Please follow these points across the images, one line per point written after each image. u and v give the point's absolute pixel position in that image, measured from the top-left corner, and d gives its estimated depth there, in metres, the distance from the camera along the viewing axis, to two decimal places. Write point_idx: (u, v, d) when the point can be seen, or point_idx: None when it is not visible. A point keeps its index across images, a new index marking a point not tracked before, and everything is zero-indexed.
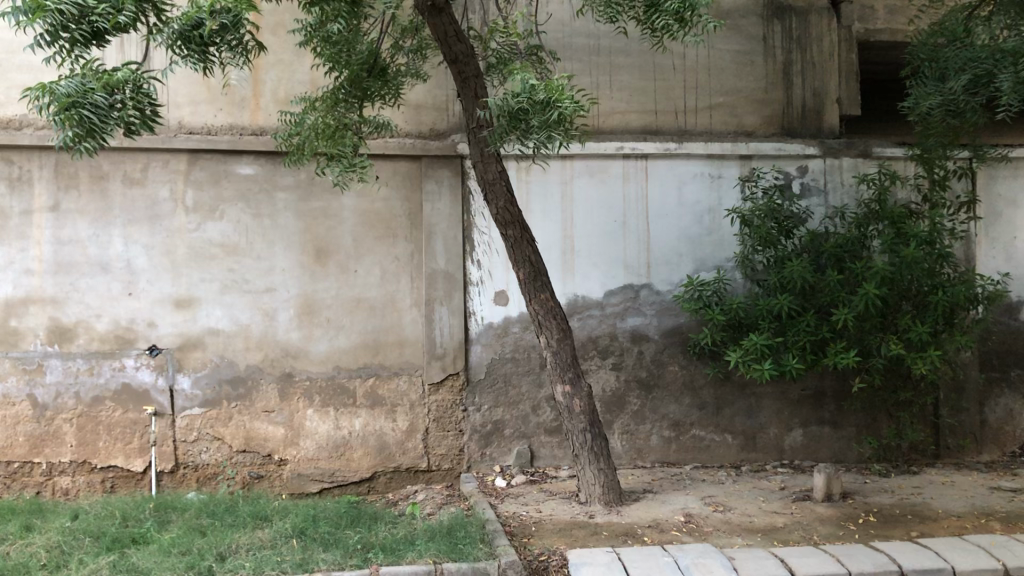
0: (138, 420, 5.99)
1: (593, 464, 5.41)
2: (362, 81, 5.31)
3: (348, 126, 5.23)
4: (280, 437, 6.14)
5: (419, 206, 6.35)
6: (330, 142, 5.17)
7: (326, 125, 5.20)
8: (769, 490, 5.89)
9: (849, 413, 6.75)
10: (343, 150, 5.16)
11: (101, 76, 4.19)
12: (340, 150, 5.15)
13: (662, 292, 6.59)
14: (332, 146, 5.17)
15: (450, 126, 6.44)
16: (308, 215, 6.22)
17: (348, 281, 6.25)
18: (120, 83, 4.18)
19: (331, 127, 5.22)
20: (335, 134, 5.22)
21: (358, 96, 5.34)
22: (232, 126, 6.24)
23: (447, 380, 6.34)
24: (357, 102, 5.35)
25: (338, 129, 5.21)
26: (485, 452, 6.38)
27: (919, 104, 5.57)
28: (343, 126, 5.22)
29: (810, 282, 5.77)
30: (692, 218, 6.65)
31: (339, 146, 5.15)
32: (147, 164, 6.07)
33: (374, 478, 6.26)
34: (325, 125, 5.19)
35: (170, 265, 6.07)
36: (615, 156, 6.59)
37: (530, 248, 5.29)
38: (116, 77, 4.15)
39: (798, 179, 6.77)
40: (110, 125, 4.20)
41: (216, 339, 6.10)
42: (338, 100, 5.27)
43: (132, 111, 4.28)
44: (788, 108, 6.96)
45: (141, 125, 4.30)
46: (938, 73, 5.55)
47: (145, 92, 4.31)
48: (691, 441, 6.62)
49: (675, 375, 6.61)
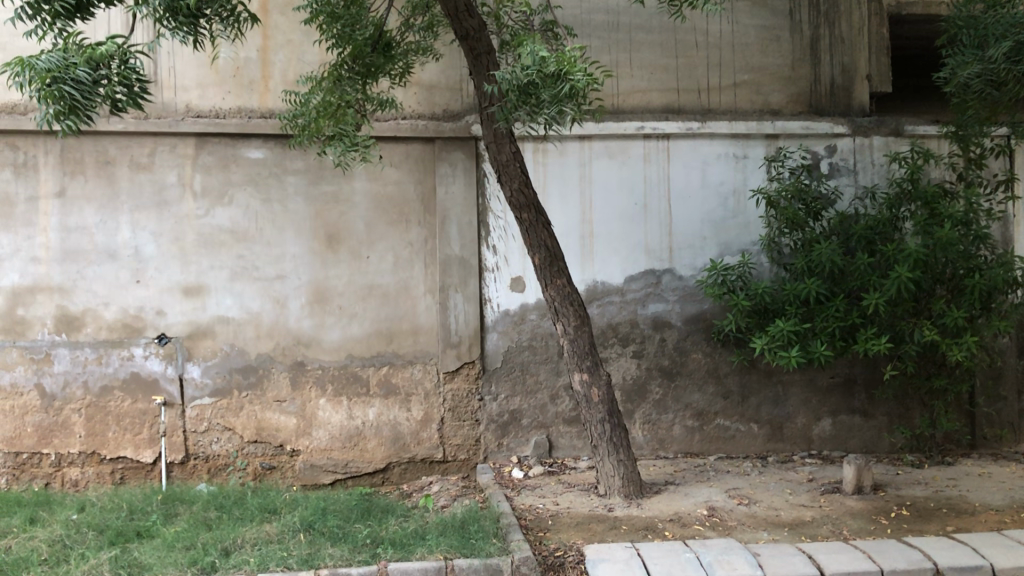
0: (147, 411, 5.88)
1: (613, 455, 5.22)
2: (365, 56, 5.13)
3: (350, 105, 5.05)
4: (292, 428, 6.01)
5: (433, 190, 6.17)
6: (332, 120, 4.99)
7: (328, 102, 5.00)
8: (796, 482, 5.67)
9: (881, 401, 6.51)
10: (345, 128, 5.00)
11: (83, 50, 4.08)
12: (342, 129, 4.98)
13: (684, 277, 6.37)
14: (334, 126, 5.01)
15: (464, 107, 6.25)
16: (319, 200, 6.06)
17: (361, 268, 6.09)
18: (104, 57, 4.08)
19: (335, 105, 5.01)
20: (337, 112, 5.00)
21: (361, 72, 5.17)
22: (241, 109, 6.10)
23: (463, 368, 6.17)
24: (360, 79, 5.18)
25: (341, 107, 5.01)
26: (502, 442, 6.21)
27: (957, 73, 5.27)
28: (346, 104, 5.02)
29: (840, 265, 5.52)
30: (716, 200, 6.42)
31: (341, 125, 4.99)
32: (154, 148, 5.93)
33: (388, 469, 6.11)
34: (328, 102, 5.00)
35: (178, 252, 5.94)
36: (635, 136, 6.36)
37: (546, 232, 5.11)
38: (99, 51, 4.05)
39: (826, 159, 6.51)
40: (93, 100, 4.10)
41: (226, 327, 5.97)
42: (341, 76, 5.11)
43: (117, 87, 4.18)
44: (815, 85, 6.69)
45: (127, 102, 4.20)
46: (978, 41, 5.28)
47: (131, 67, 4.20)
48: (716, 431, 6.41)
49: (698, 362, 6.39)
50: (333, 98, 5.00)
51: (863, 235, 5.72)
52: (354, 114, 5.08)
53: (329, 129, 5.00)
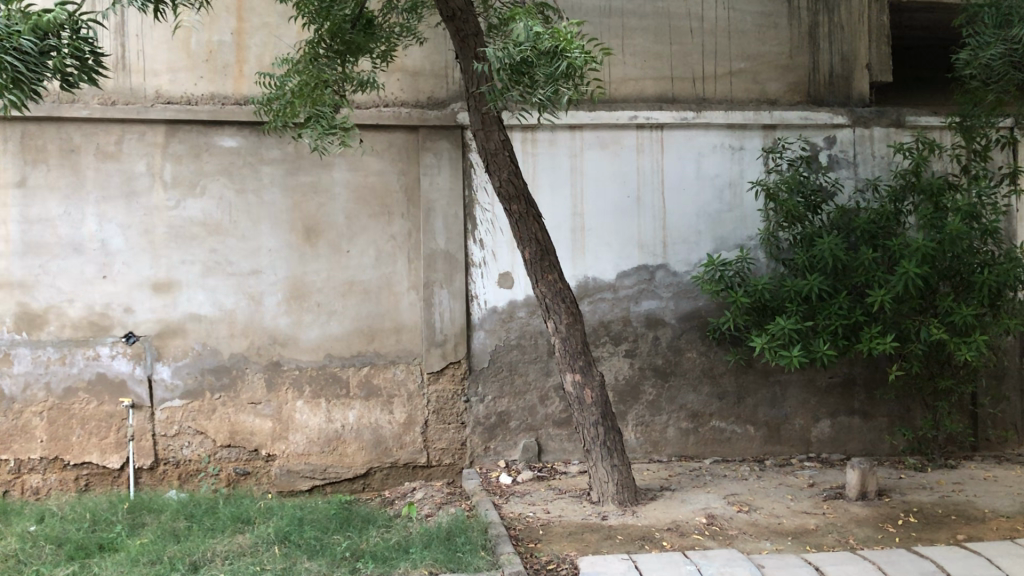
0: (114, 413, 5.57)
1: (607, 460, 4.96)
2: (344, 33, 4.81)
3: (327, 84, 4.80)
4: (268, 431, 5.71)
5: (416, 181, 5.88)
6: (308, 101, 4.71)
7: (303, 80, 4.71)
8: (797, 487, 5.42)
9: (881, 402, 6.28)
10: (321, 110, 4.72)
11: (30, 17, 3.71)
12: (318, 111, 4.70)
13: (679, 273, 6.12)
14: (309, 108, 4.72)
15: (450, 95, 5.97)
16: (297, 191, 5.76)
17: (341, 264, 5.79)
18: (53, 25, 3.73)
19: (310, 84, 4.70)
20: (313, 91, 4.72)
21: (341, 50, 4.88)
22: (214, 95, 5.78)
23: (448, 369, 5.88)
24: (339, 58, 4.89)
25: (317, 85, 4.73)
26: (489, 446, 5.93)
27: (978, 54, 5.03)
28: (322, 83, 4.73)
29: (843, 261, 5.27)
30: (712, 193, 6.17)
31: (317, 107, 4.70)
32: (122, 136, 5.60)
33: (369, 474, 5.81)
34: (303, 81, 4.70)
35: (147, 245, 5.62)
36: (628, 126, 6.10)
37: (537, 225, 4.85)
38: (48, 18, 3.70)
39: (825, 150, 6.27)
40: (40, 72, 3.75)
41: (198, 325, 5.66)
42: (318, 55, 4.82)
43: (69, 58, 3.86)
44: (814, 74, 6.45)
45: (79, 74, 3.90)
46: (1000, 20, 5.04)
47: (84, 37, 3.90)
48: (711, 433, 6.16)
49: (693, 362, 6.14)
50: (308, 77, 4.71)
51: (866, 229, 5.48)
52: (331, 94, 4.83)
53: (305, 112, 4.72)
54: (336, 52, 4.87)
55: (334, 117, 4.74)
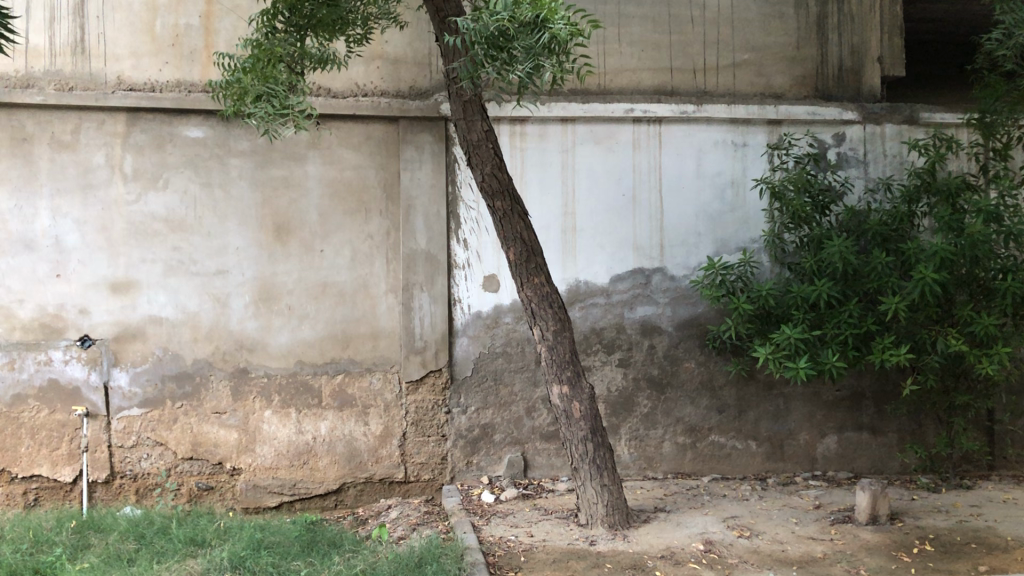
0: (67, 422, 5.17)
1: (596, 479, 4.56)
2: (303, 6, 4.38)
3: (280, 59, 4.34)
4: (233, 443, 5.31)
5: (396, 176, 5.49)
6: (259, 78, 4.25)
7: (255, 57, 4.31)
8: (802, 510, 5.02)
9: (891, 416, 5.89)
10: (273, 89, 4.26)
11: None
12: (269, 90, 4.24)
13: (677, 277, 5.72)
14: (260, 86, 4.25)
15: (434, 85, 5.58)
16: (267, 186, 5.37)
17: (314, 264, 5.40)
18: None
19: (262, 60, 4.28)
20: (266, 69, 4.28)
21: (300, 23, 4.45)
22: (180, 82, 5.38)
23: (427, 378, 5.48)
24: (296, 32, 4.46)
25: (269, 61, 4.31)
26: (471, 461, 5.53)
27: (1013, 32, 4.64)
28: (276, 59, 4.30)
29: (855, 266, 4.87)
30: (712, 192, 5.78)
31: (268, 84, 4.24)
32: (79, 125, 5.21)
33: (342, 490, 5.41)
34: (255, 57, 4.29)
35: (105, 242, 5.23)
36: (624, 120, 5.71)
37: (524, 223, 4.49)
38: None
39: (834, 148, 5.89)
40: None
41: (159, 328, 5.26)
42: (273, 27, 4.41)
43: None
44: (823, 67, 6.06)
45: None
46: None
47: None
48: (710, 449, 5.76)
49: (691, 373, 5.74)
50: (260, 53, 4.31)
51: (879, 232, 5.09)
52: (284, 71, 4.37)
53: (256, 90, 4.25)
54: (294, 25, 4.43)
55: (286, 97, 4.28)
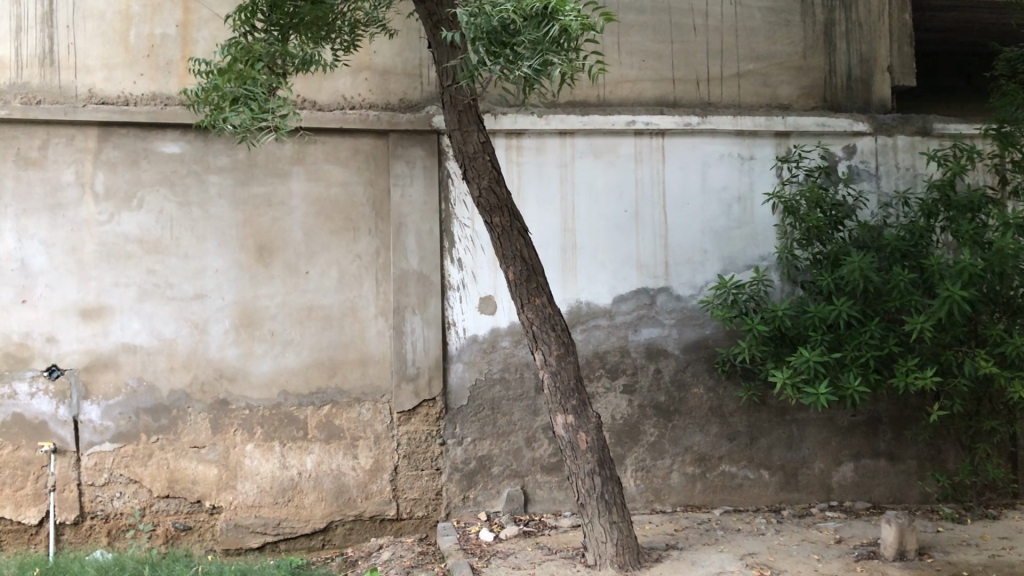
0: (33, 460, 4.81)
1: (604, 517, 4.23)
2: (285, 3, 4.15)
3: (259, 59, 4.04)
4: (212, 480, 4.96)
5: (386, 193, 5.18)
6: (234, 80, 3.93)
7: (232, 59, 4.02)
8: (823, 545, 4.70)
9: (909, 443, 5.59)
10: (251, 91, 3.94)
11: None
12: (246, 91, 3.91)
13: (683, 297, 5.42)
14: (236, 88, 3.92)
15: (425, 96, 5.28)
16: (248, 204, 5.05)
17: (298, 287, 5.07)
18: None
19: (239, 59, 4.00)
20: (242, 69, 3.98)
21: (281, 22, 4.20)
22: (155, 95, 5.06)
23: (420, 407, 5.15)
24: (278, 31, 4.20)
25: (247, 61, 4.01)
26: (468, 495, 5.18)
27: None
28: (253, 58, 4.01)
29: (876, 283, 4.57)
30: (719, 207, 5.49)
31: (245, 86, 3.92)
32: (47, 140, 4.88)
33: (329, 529, 5.06)
34: (233, 58, 4.00)
35: (74, 265, 4.88)
36: (625, 132, 5.42)
37: (524, 240, 4.20)
38: None
39: (845, 161, 5.61)
40: None
41: (132, 357, 4.91)
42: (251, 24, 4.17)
43: None
44: (831, 77, 5.81)
45: None
46: None
47: None
48: (720, 479, 5.44)
49: (699, 399, 5.44)
50: (237, 54, 4.02)
51: (900, 247, 4.79)
52: (264, 72, 4.05)
53: (232, 92, 3.92)
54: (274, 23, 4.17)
55: (267, 99, 3.93)
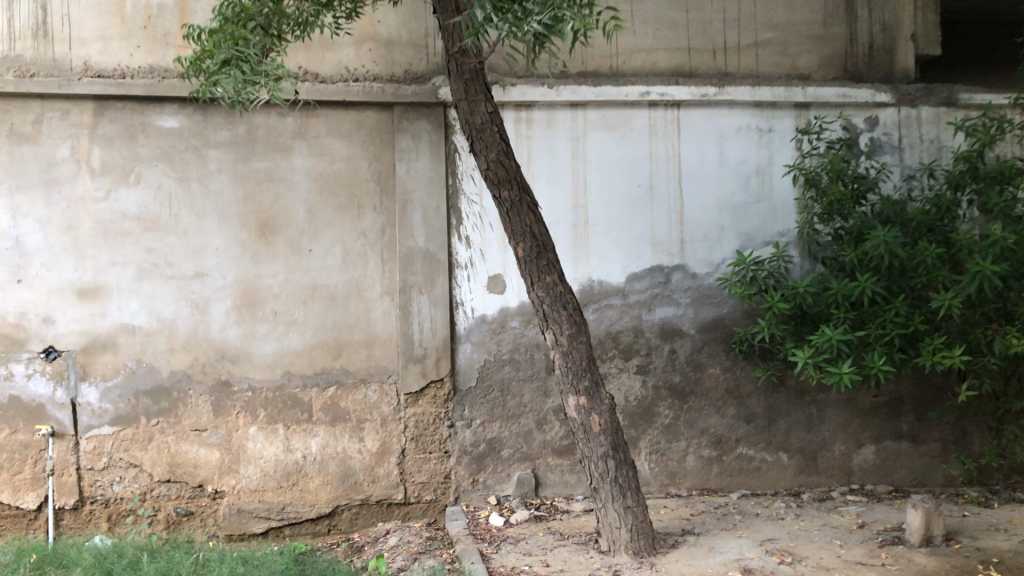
0: (31, 443, 4.68)
1: (618, 501, 4.08)
2: None
3: (252, 19, 3.85)
4: (214, 464, 4.82)
5: (391, 168, 5.01)
6: (226, 42, 3.77)
7: (224, 19, 3.83)
8: (846, 529, 4.53)
9: (933, 424, 5.41)
10: (244, 52, 3.79)
11: None
12: (238, 53, 3.77)
13: (699, 275, 5.25)
14: (228, 50, 3.78)
15: (431, 68, 5.10)
16: (249, 180, 4.89)
17: (301, 266, 4.92)
18: None
19: (232, 20, 3.81)
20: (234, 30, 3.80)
21: None
22: (153, 68, 4.89)
23: (428, 389, 5.00)
24: None
25: (239, 22, 3.82)
26: (477, 479, 5.03)
27: None
28: (246, 18, 3.82)
29: (902, 258, 4.38)
30: (736, 181, 5.31)
31: (237, 47, 3.77)
32: (41, 115, 4.72)
33: (335, 514, 4.92)
34: (225, 18, 3.82)
35: (71, 244, 4.74)
36: (639, 104, 5.23)
37: (533, 215, 4.04)
38: None
39: (866, 133, 5.41)
40: None
41: (131, 338, 4.77)
42: None
43: None
44: (852, 46, 5.59)
45: None
46: None
47: None
48: (737, 462, 5.28)
49: (715, 379, 5.27)
50: (230, 15, 3.83)
51: (926, 221, 4.59)
52: (258, 33, 3.88)
53: (223, 54, 3.78)
54: None
55: (259, 62, 3.81)
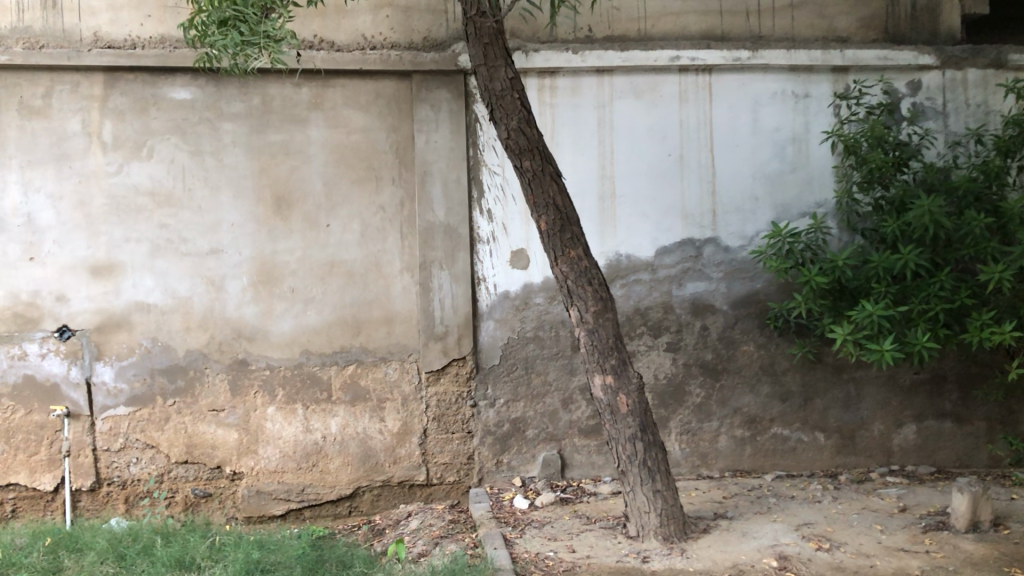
0: (46, 424, 4.60)
1: (647, 485, 3.91)
2: None
3: None
4: (232, 444, 4.71)
5: (410, 140, 4.83)
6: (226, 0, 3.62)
7: None
8: (886, 513, 4.33)
9: (978, 403, 5.18)
10: (243, 12, 3.65)
11: None
12: (237, 14, 3.63)
13: (732, 248, 5.03)
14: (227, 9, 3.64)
15: (450, 34, 4.89)
16: (263, 153, 4.74)
17: (319, 241, 4.77)
18: None
19: None
20: None
21: None
22: (165, 38, 4.71)
23: (450, 367, 4.84)
24: None
25: None
26: (501, 460, 4.89)
27: None
28: None
29: (948, 229, 4.14)
30: (770, 150, 5.07)
31: (237, 7, 3.62)
32: (50, 87, 4.59)
33: (356, 495, 4.80)
34: None
35: (83, 220, 4.62)
36: (668, 70, 5.00)
37: (557, 186, 3.85)
38: None
39: (909, 98, 5.13)
40: None
41: (146, 317, 4.66)
42: None
43: None
44: (894, 6, 5.27)
45: None
46: None
47: None
48: (771, 442, 5.09)
49: (749, 357, 5.07)
50: None
51: (974, 190, 4.33)
52: None
53: (222, 14, 3.64)
54: None
55: (258, 23, 3.67)
